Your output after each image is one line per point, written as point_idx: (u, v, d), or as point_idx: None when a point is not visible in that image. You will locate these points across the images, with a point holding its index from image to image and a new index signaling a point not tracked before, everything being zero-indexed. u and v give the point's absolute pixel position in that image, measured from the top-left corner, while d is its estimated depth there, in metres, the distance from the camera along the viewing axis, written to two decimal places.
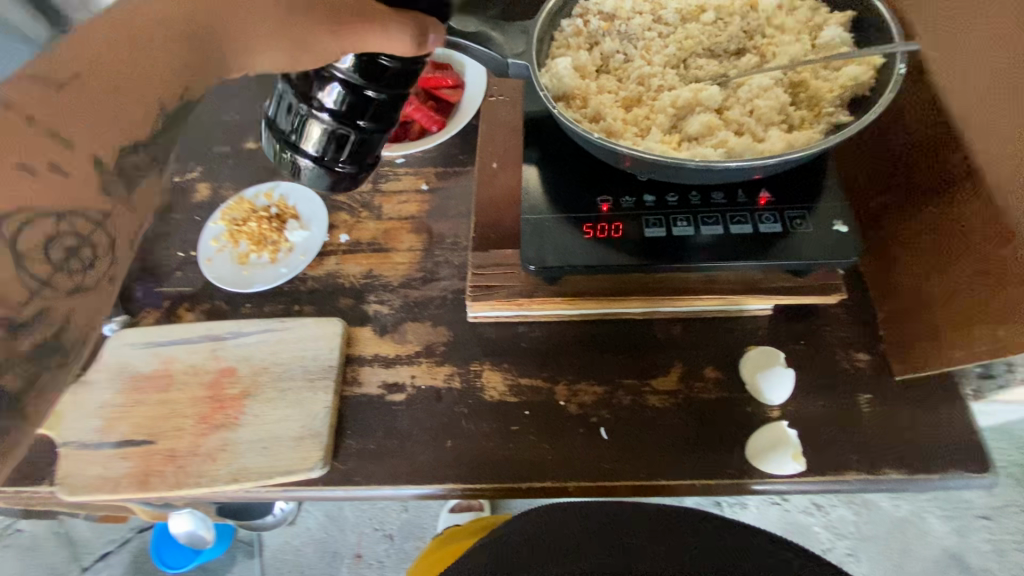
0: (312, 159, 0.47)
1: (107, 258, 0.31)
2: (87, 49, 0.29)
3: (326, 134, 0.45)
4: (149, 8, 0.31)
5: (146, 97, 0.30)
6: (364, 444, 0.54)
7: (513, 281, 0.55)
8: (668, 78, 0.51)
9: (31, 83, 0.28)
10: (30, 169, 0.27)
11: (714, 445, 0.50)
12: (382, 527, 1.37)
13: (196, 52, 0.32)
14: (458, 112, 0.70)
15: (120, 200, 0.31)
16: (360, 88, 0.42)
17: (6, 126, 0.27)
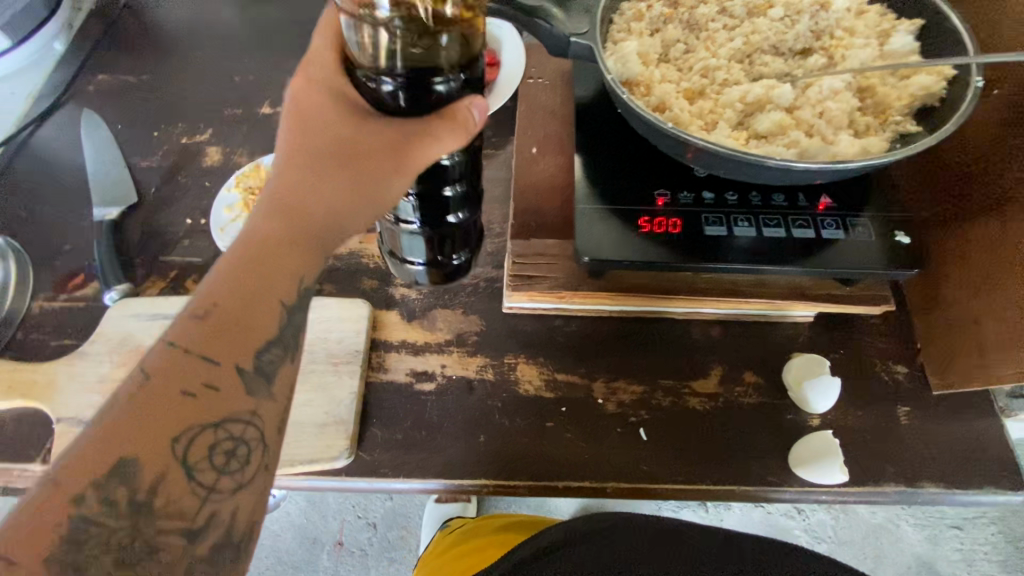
0: (423, 264, 0.53)
1: (257, 452, 0.37)
2: (225, 285, 0.37)
3: (424, 242, 0.50)
4: (266, 230, 0.38)
5: (273, 303, 0.38)
6: (392, 434, 0.51)
7: (556, 272, 0.53)
8: (734, 72, 0.49)
9: (190, 324, 0.36)
10: (191, 392, 0.35)
11: (756, 451, 0.49)
12: (366, 515, 1.34)
13: (313, 250, 0.40)
14: (494, 92, 0.66)
15: (263, 396, 0.38)
16: (440, 189, 0.45)
17: (175, 363, 0.35)
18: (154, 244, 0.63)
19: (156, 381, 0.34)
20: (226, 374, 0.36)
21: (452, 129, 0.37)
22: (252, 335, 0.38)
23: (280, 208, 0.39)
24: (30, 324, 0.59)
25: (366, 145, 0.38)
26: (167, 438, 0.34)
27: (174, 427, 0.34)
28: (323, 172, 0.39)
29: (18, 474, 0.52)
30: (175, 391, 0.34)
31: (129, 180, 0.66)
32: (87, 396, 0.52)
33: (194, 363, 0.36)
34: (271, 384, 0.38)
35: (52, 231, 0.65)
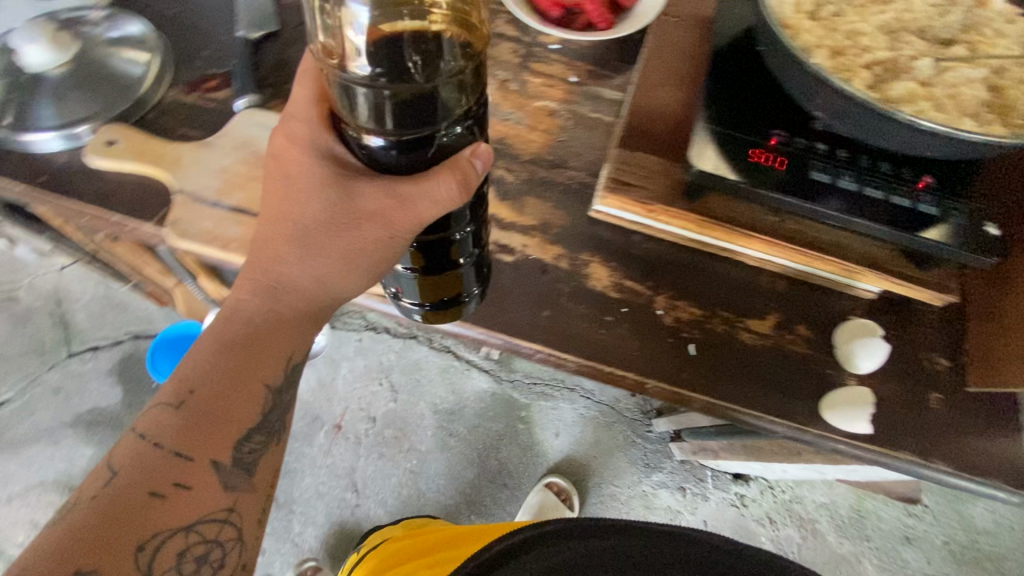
0: (419, 305, 0.51)
1: (232, 549, 0.43)
2: (202, 372, 0.42)
3: (420, 284, 0.48)
4: (250, 310, 0.43)
5: (256, 383, 0.43)
6: (466, 287, 0.56)
7: (652, 186, 0.56)
8: (878, 41, 0.52)
9: (163, 411, 0.41)
10: (161, 492, 0.40)
11: (790, 391, 0.53)
12: (368, 409, 1.41)
13: (313, 326, 0.45)
14: (627, 19, 0.68)
15: (241, 489, 0.44)
16: (449, 236, 0.45)
17: (150, 459, 0.40)
18: (286, 72, 0.67)
19: (123, 479, 0.39)
20: (200, 469, 0.41)
21: (448, 171, 0.38)
22: (231, 425, 0.43)
23: (263, 295, 0.43)
24: (163, 110, 0.64)
25: (353, 217, 0.41)
26: (130, 544, 0.38)
27: (141, 535, 0.39)
28: (301, 258, 0.43)
29: (133, 231, 0.58)
30: (145, 491, 0.39)
31: (273, 11, 0.71)
32: (207, 179, 0.57)
33: (168, 461, 0.40)
34: (249, 474, 0.44)
35: (194, 36, 0.69)
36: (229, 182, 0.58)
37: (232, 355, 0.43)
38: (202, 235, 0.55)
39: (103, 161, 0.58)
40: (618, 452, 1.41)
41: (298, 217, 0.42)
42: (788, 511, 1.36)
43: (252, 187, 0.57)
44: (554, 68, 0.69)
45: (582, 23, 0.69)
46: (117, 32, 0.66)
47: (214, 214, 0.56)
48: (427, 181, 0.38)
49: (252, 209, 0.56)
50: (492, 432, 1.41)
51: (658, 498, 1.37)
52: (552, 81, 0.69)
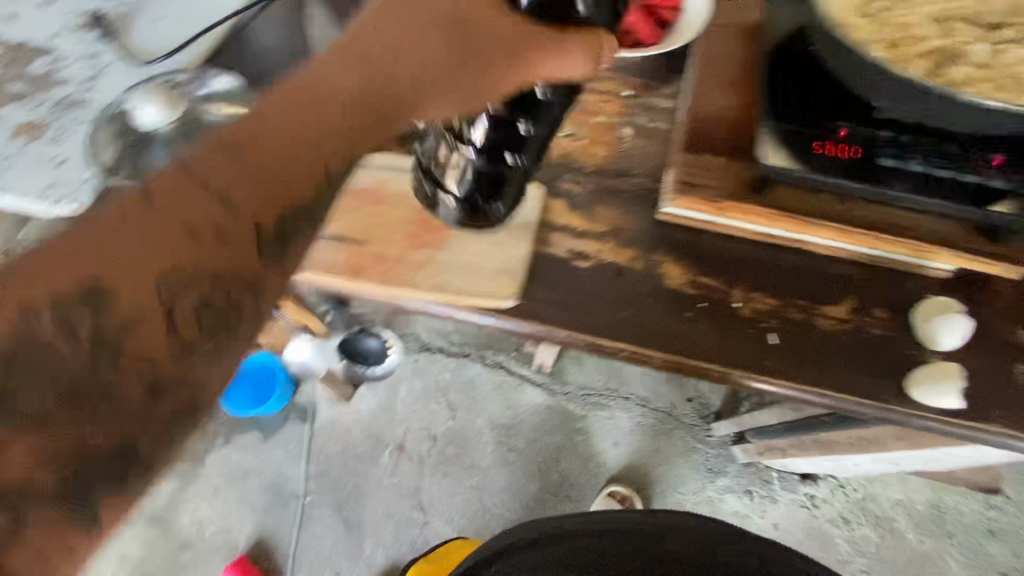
0: (458, 201, 0.57)
1: None
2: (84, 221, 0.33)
3: (479, 173, 0.55)
4: (164, 177, 0.35)
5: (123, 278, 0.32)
6: (550, 293, 0.59)
7: (720, 185, 0.59)
8: (931, 30, 0.54)
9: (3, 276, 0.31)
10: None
11: (875, 372, 0.54)
12: (429, 428, 1.45)
13: (191, 233, 0.34)
14: (676, 33, 0.71)
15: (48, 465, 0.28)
16: (517, 146, 0.56)
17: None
18: None
19: None
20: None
21: (581, 44, 0.47)
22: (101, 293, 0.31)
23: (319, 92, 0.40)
24: None
25: (335, 87, 0.41)
26: None
27: None
28: (364, 92, 0.41)
29: None
30: None
31: None
32: None
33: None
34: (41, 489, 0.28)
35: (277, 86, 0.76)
36: None
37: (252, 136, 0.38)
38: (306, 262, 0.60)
39: None
40: (679, 459, 1.41)
41: (272, 116, 0.39)
42: (862, 510, 1.33)
43: (345, 215, 0.62)
44: (607, 84, 0.73)
45: (632, 40, 0.73)
46: (211, 83, 0.71)
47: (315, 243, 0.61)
48: (564, 49, 0.46)
49: (348, 235, 0.61)
50: (550, 444, 1.43)
51: (725, 503, 1.36)
52: (607, 97, 0.73)
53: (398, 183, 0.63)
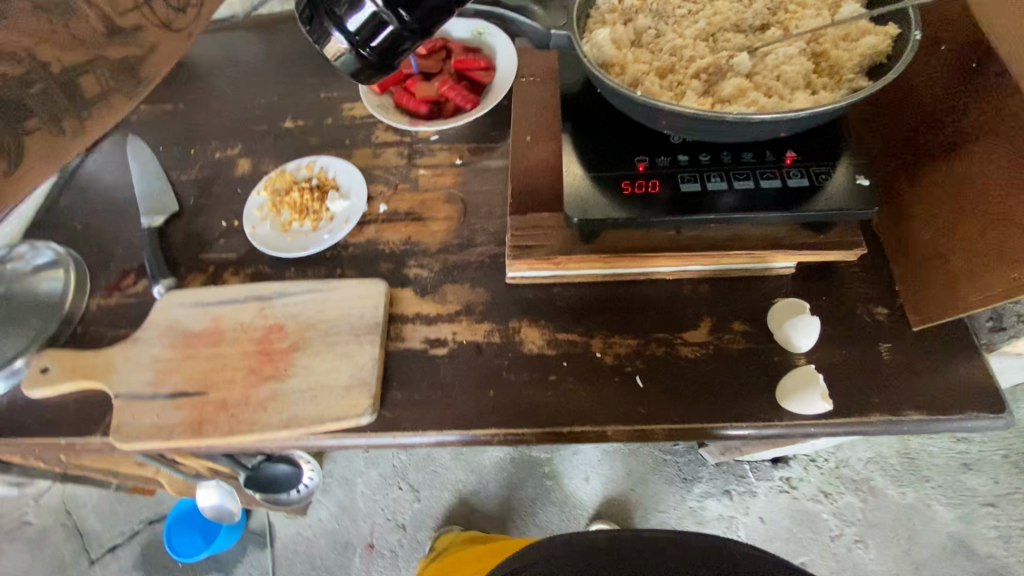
0: (347, 45, 0.42)
1: None
2: None
3: (380, 22, 0.40)
4: None
5: None
6: (409, 393, 0.56)
7: (551, 241, 0.58)
8: (699, 49, 0.54)
9: None
10: None
11: (744, 391, 0.53)
12: (395, 517, 1.37)
13: None
14: (490, 92, 0.73)
15: None
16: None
17: None
18: (195, 244, 0.70)
19: None
20: None
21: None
22: None
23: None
24: (89, 319, 0.66)
25: None
26: None
27: None
28: None
29: (83, 447, 0.59)
30: None
31: (171, 193, 0.75)
32: (141, 374, 0.59)
33: None
34: None
35: (105, 240, 0.73)
36: (161, 370, 0.59)
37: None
38: (147, 431, 0.56)
39: (39, 391, 0.59)
40: (652, 477, 1.36)
41: None
42: (839, 478, 1.29)
43: (184, 367, 0.59)
44: (438, 157, 0.73)
45: (452, 109, 0.74)
46: (40, 258, 0.70)
47: (154, 406, 0.57)
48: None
49: (189, 389, 0.57)
50: (521, 499, 1.37)
51: (707, 510, 1.31)
52: (440, 170, 0.72)
53: (236, 318, 0.61)
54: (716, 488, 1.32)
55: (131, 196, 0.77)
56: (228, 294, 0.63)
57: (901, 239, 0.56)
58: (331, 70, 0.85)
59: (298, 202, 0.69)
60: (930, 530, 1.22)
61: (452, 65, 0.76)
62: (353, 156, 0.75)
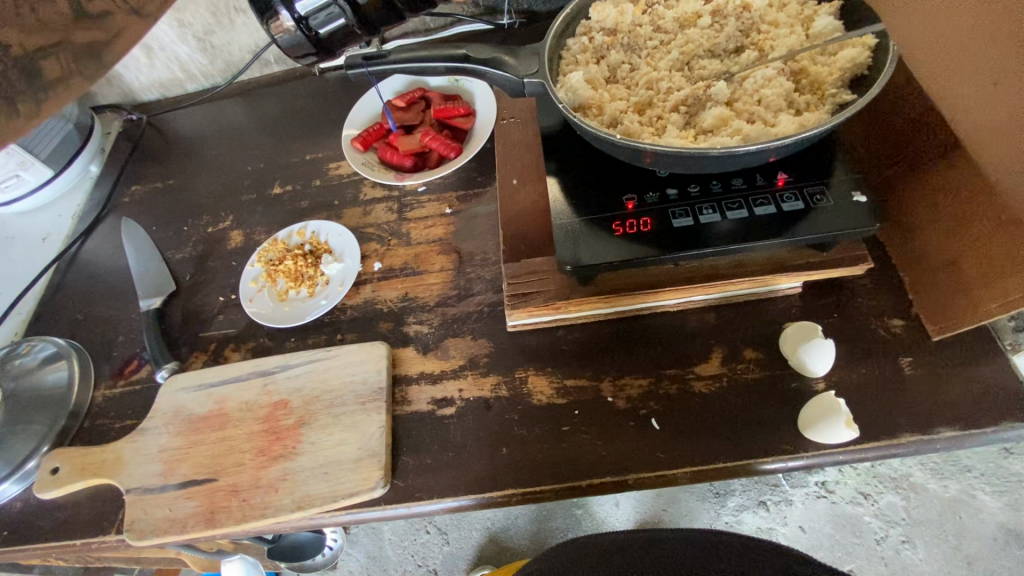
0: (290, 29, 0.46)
1: None
2: None
3: (333, 23, 0.47)
4: None
5: None
6: (421, 459, 0.55)
7: (549, 287, 0.57)
8: (675, 79, 0.54)
9: None
10: None
11: (765, 424, 0.51)
12: (426, 563, 1.34)
13: None
14: (473, 138, 0.74)
15: None
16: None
17: None
18: (194, 323, 0.70)
19: None
20: None
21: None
22: None
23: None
24: (95, 412, 0.66)
25: None
26: None
27: None
28: None
29: (99, 547, 0.58)
30: None
31: (167, 273, 0.75)
32: (149, 466, 0.58)
33: None
34: None
35: (106, 327, 0.73)
36: (170, 459, 0.58)
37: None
38: (160, 525, 0.55)
39: (50, 493, 0.58)
40: (683, 494, 1.32)
41: None
42: (877, 478, 1.24)
43: (192, 455, 0.58)
44: (428, 208, 0.73)
45: (436, 158, 0.75)
46: (43, 350, 0.70)
47: (166, 498, 0.56)
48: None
49: (199, 476, 0.57)
50: (553, 531, 1.33)
51: (743, 525, 1.26)
52: (430, 221, 0.72)
53: (240, 397, 0.61)
54: (750, 500, 1.28)
55: (129, 279, 0.77)
56: (231, 372, 0.63)
57: (911, 248, 0.54)
58: (314, 131, 0.86)
59: (293, 270, 0.69)
60: (977, 522, 1.16)
61: (432, 115, 0.77)
62: (343, 216, 0.75)
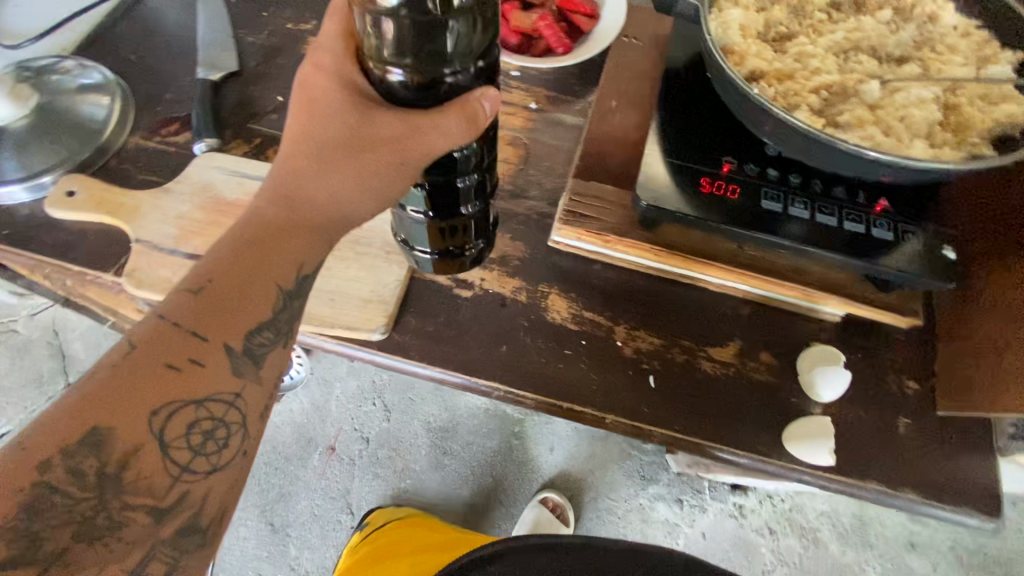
0: None
1: None
2: None
3: None
4: None
5: None
6: (423, 324, 0.55)
7: (608, 217, 0.56)
8: (828, 62, 0.50)
9: None
10: None
11: (752, 423, 0.52)
12: (362, 430, 1.40)
13: None
14: (587, 43, 0.68)
15: None
16: (456, 204, 0.48)
17: None
18: (245, 111, 0.68)
19: None
20: None
21: (458, 116, 0.38)
22: None
23: (275, 221, 0.42)
24: (123, 156, 0.65)
25: None
26: None
27: None
28: None
29: (91, 281, 0.59)
30: None
31: (233, 50, 0.71)
32: (164, 227, 0.58)
33: None
34: None
35: (156, 79, 0.70)
36: (186, 228, 0.58)
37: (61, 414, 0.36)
38: (160, 282, 0.55)
39: (62, 213, 0.59)
40: (614, 465, 1.38)
41: None
42: (788, 521, 1.31)
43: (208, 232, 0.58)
44: (513, 95, 0.69)
45: (541, 48, 0.69)
46: (90, 78, 0.67)
47: (171, 261, 0.56)
48: (438, 116, 0.38)
49: None
50: (485, 448, 1.39)
51: (655, 511, 1.33)
52: (512, 108, 0.68)
53: None
54: (670, 493, 1.35)
55: (190, 43, 0.73)
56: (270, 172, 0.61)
57: (962, 323, 0.54)
58: None
59: None
60: None
61: (557, 1, 0.70)
62: None
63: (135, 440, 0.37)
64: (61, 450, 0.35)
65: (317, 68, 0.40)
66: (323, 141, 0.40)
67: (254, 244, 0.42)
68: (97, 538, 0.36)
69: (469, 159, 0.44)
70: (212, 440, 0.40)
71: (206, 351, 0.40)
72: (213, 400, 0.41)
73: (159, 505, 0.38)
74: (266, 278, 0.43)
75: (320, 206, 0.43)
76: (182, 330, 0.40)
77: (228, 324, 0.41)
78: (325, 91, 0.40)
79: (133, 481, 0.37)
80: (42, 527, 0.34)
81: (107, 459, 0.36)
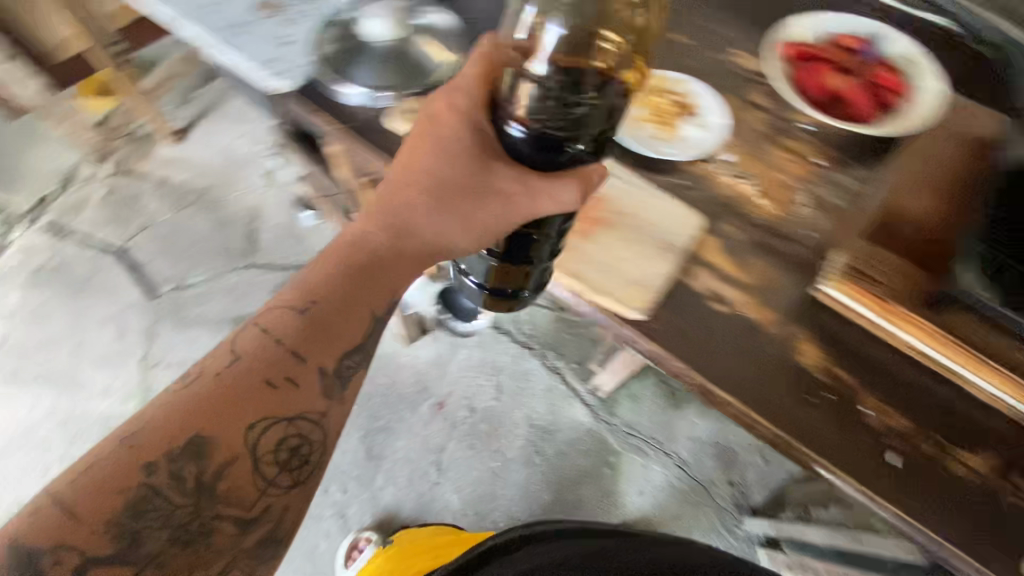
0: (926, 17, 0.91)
1: None
2: None
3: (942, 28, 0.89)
4: None
5: None
6: (677, 320, 0.60)
7: (896, 287, 0.59)
8: None
9: None
10: None
11: (986, 530, 0.53)
12: (472, 400, 1.50)
13: None
14: (889, 125, 0.69)
15: None
16: (529, 256, 0.59)
17: None
18: None
19: None
20: None
21: (576, 181, 0.53)
22: None
23: (364, 248, 0.60)
24: None
25: None
26: None
27: None
28: None
29: None
30: None
31: None
32: None
33: None
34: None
35: None
36: None
37: (239, 356, 0.57)
38: None
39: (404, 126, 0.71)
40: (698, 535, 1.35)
41: None
42: None
43: None
44: (800, 144, 0.71)
45: (840, 116, 0.71)
46: (424, 20, 0.79)
47: None
48: (557, 183, 0.52)
49: None
50: (578, 465, 1.43)
51: None
52: (796, 156, 0.70)
53: None
54: None
55: None
56: None
57: None
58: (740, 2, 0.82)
59: (662, 107, 0.71)
60: None
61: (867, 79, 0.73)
62: (722, 94, 0.74)
63: (233, 451, 0.54)
64: (163, 457, 0.51)
65: (451, 106, 0.57)
66: (442, 166, 0.58)
67: (355, 273, 0.60)
68: (186, 542, 0.53)
69: (564, 229, 0.59)
70: (296, 455, 0.58)
71: (301, 368, 0.58)
72: (300, 419, 0.58)
73: (246, 515, 0.55)
74: (393, 280, 0.62)
75: (426, 239, 0.60)
76: (281, 346, 0.58)
77: (318, 347, 0.59)
78: (456, 130, 0.57)
79: (226, 496, 0.54)
80: (138, 529, 0.50)
81: (205, 470, 0.53)
